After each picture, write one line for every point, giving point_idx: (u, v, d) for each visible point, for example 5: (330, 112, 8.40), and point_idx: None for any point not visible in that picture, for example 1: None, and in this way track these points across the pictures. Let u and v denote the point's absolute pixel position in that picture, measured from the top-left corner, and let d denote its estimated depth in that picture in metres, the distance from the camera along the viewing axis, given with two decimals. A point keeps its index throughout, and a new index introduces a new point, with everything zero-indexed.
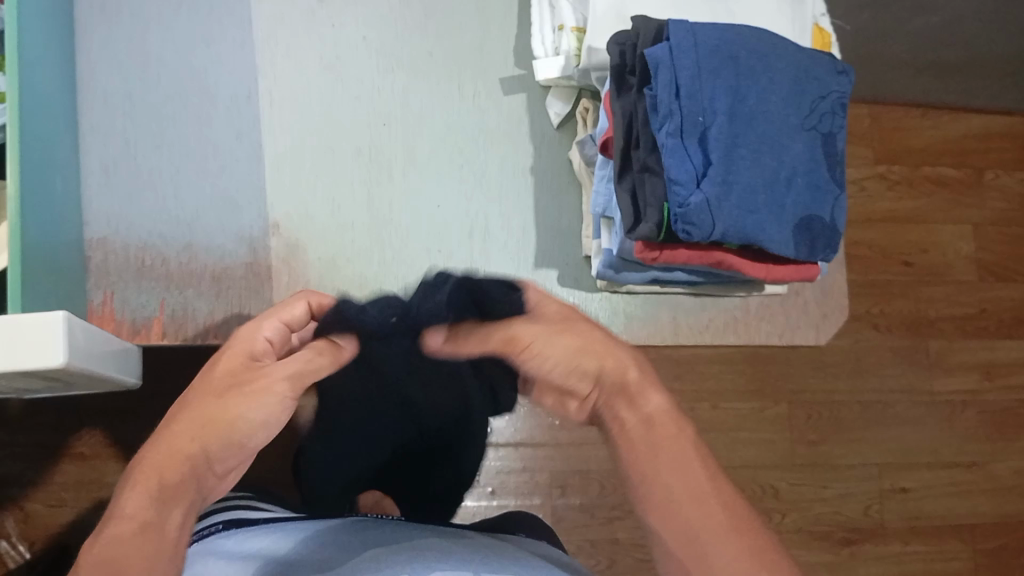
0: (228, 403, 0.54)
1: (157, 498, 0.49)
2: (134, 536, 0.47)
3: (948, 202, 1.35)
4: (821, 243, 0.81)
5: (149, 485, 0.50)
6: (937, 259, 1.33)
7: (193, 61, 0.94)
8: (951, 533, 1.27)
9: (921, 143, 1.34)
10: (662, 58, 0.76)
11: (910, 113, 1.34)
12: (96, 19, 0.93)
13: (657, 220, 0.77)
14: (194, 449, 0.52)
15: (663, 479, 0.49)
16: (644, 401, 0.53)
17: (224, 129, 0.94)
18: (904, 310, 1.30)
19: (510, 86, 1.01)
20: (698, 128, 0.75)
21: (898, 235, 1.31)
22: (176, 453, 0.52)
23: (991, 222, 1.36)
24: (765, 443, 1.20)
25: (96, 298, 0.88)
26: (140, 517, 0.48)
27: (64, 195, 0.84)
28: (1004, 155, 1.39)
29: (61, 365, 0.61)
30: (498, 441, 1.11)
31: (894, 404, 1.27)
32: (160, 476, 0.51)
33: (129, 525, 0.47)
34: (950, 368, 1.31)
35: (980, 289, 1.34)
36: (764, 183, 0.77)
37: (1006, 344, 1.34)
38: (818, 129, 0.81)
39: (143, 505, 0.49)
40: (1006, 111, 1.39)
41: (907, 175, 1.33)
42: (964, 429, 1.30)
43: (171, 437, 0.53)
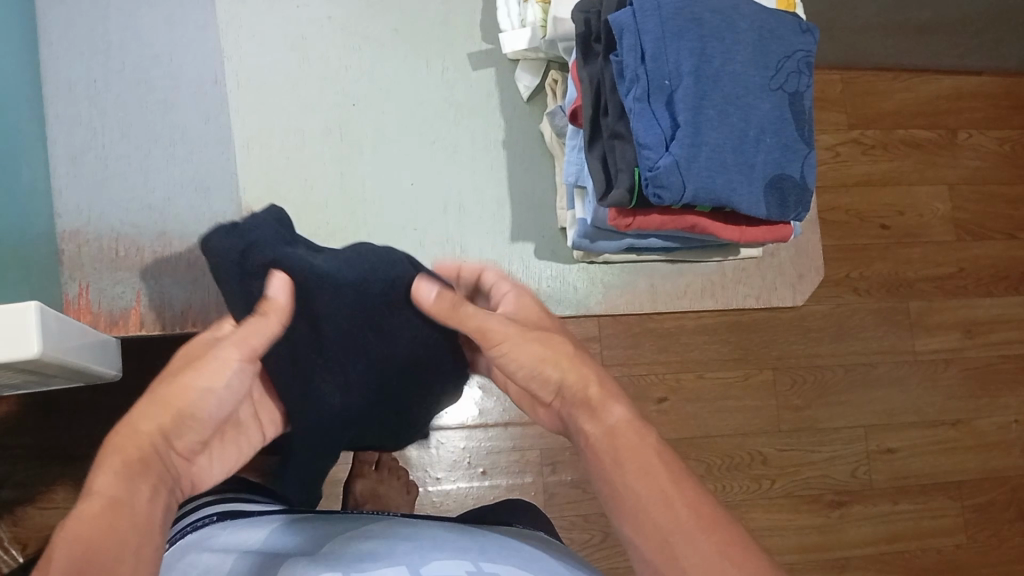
0: (183, 378, 0.54)
1: (122, 484, 0.48)
2: (107, 511, 0.45)
3: (922, 163, 1.36)
4: (793, 200, 0.82)
5: (111, 471, 0.48)
6: (914, 220, 1.34)
7: (156, 47, 0.93)
8: (939, 490, 1.29)
9: (893, 104, 1.35)
10: (626, 23, 0.76)
11: (880, 76, 1.35)
12: (56, 9, 0.92)
13: (628, 185, 0.77)
14: (154, 428, 0.52)
15: (630, 489, 0.53)
16: (604, 414, 0.57)
17: (192, 114, 0.93)
18: (882, 273, 1.31)
19: (479, 61, 1.01)
20: (665, 91, 0.76)
21: (875, 198, 1.32)
22: (138, 434, 0.51)
23: (965, 181, 1.38)
24: (752, 411, 1.21)
25: (71, 291, 0.87)
26: (105, 503, 0.46)
27: (32, 185, 0.83)
28: (976, 114, 1.40)
29: (36, 356, 0.61)
30: (488, 422, 1.11)
31: (876, 365, 1.29)
32: (125, 455, 0.50)
33: (94, 509, 0.45)
34: (931, 328, 1.32)
35: (957, 248, 1.36)
36: (732, 143, 0.77)
37: (986, 302, 1.36)
38: (786, 89, 0.81)
39: (110, 482, 0.47)
40: (975, 70, 1.40)
41: (880, 138, 1.34)
42: (948, 387, 1.32)
43: (127, 420, 0.52)
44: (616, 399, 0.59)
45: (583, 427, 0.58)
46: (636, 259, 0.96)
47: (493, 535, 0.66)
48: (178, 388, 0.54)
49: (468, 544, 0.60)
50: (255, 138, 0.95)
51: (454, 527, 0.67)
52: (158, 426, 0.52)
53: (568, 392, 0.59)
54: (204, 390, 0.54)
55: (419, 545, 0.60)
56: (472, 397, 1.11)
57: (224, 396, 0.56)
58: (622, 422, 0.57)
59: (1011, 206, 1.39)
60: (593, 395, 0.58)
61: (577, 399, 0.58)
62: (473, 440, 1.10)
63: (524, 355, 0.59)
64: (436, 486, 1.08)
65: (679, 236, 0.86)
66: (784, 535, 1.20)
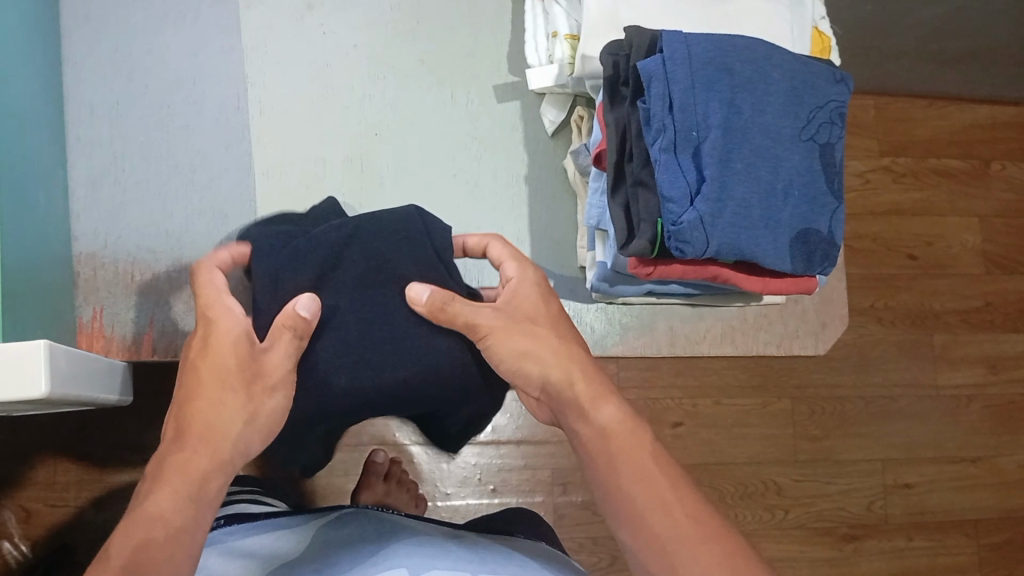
0: (257, 393, 0.57)
1: (188, 499, 0.53)
2: (167, 537, 0.51)
3: (954, 194, 1.33)
4: (819, 255, 0.80)
5: (183, 483, 0.53)
6: (942, 251, 1.31)
7: (182, 70, 0.93)
8: (955, 527, 1.26)
9: (927, 133, 1.32)
10: (655, 71, 0.74)
11: (915, 104, 1.32)
12: (83, 27, 0.91)
13: (650, 235, 0.75)
14: (230, 441, 0.56)
15: (628, 492, 0.56)
16: (595, 414, 0.59)
17: (215, 139, 0.93)
18: (908, 304, 1.28)
19: (504, 93, 1.00)
20: (692, 142, 0.74)
21: (904, 227, 1.30)
22: (214, 446, 0.56)
23: (996, 213, 1.35)
24: (767, 438, 1.19)
25: (85, 315, 0.87)
26: (171, 519, 0.52)
27: (52, 210, 0.83)
28: (1011, 145, 1.37)
29: (42, 396, 0.60)
30: (500, 439, 1.10)
31: (898, 398, 1.26)
32: (193, 471, 0.54)
33: (160, 527, 0.51)
34: (955, 362, 1.29)
35: (985, 281, 1.33)
36: (759, 197, 0.75)
37: (1012, 338, 1.33)
38: (816, 140, 0.80)
39: (172, 503, 0.52)
40: (1014, 102, 1.37)
41: (912, 167, 1.31)
42: (968, 423, 1.29)
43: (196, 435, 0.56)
44: (607, 395, 0.60)
45: (575, 426, 0.60)
46: (655, 301, 0.94)
47: (499, 546, 0.65)
48: (262, 408, 0.58)
49: (472, 556, 0.60)
50: (276, 164, 0.94)
51: (457, 536, 0.66)
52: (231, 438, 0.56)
53: (552, 390, 0.61)
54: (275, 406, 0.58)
55: (421, 551, 0.58)
56: None
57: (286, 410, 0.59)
58: (616, 422, 0.59)
59: None
60: (582, 394, 0.60)
61: (566, 399, 0.60)
62: (484, 457, 1.09)
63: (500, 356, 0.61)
64: (445, 502, 1.08)
65: (697, 283, 0.84)
66: (794, 567, 1.18)
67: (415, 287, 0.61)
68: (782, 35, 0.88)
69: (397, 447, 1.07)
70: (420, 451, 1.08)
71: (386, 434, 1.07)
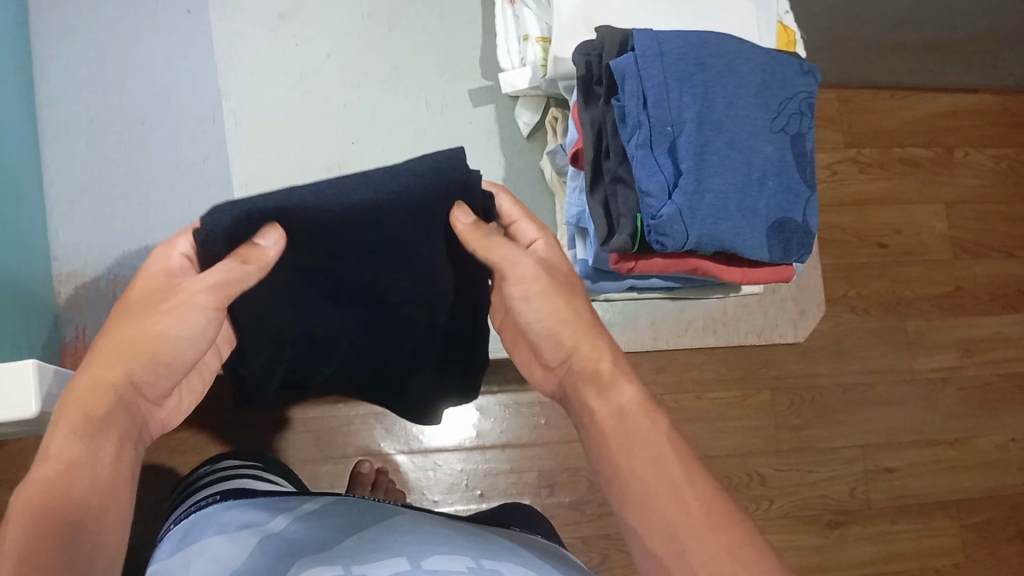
0: (151, 318, 0.54)
1: (83, 438, 0.50)
2: (63, 476, 0.47)
3: (919, 182, 1.36)
4: (795, 242, 0.82)
5: (70, 425, 0.50)
6: (911, 239, 1.34)
7: (155, 85, 0.93)
8: (937, 509, 1.28)
9: (891, 122, 1.35)
10: (628, 69, 0.75)
11: (877, 95, 1.35)
12: (53, 46, 0.91)
13: (631, 230, 0.77)
14: (119, 375, 0.53)
15: (639, 475, 0.56)
16: (613, 393, 0.61)
17: (193, 154, 0.93)
18: (880, 292, 1.31)
19: (479, 97, 1.01)
20: (668, 137, 0.75)
21: (873, 217, 1.32)
22: (101, 382, 0.52)
23: (962, 199, 1.38)
24: (749, 430, 1.21)
25: (68, 335, 0.86)
26: (63, 460, 0.48)
27: (30, 228, 0.83)
28: (973, 132, 1.40)
29: (35, 415, 0.60)
30: (485, 444, 1.11)
31: (874, 385, 1.29)
32: (83, 411, 0.51)
33: (49, 471, 0.47)
34: (930, 346, 1.32)
35: (954, 266, 1.36)
36: (735, 187, 0.77)
37: (983, 320, 1.35)
38: (788, 130, 0.82)
39: (64, 446, 0.49)
40: (973, 90, 1.40)
41: (878, 157, 1.34)
42: (945, 406, 1.32)
43: (89, 369, 0.53)
44: (627, 377, 0.62)
45: (589, 402, 0.61)
46: (638, 297, 0.96)
47: (492, 536, 0.65)
48: (152, 329, 0.53)
49: (468, 542, 0.60)
50: (256, 177, 0.94)
51: (451, 524, 0.66)
52: (127, 370, 0.53)
53: (575, 366, 0.62)
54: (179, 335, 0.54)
55: (418, 537, 0.58)
56: (469, 418, 1.11)
57: (197, 329, 0.54)
58: (633, 403, 0.60)
59: (1010, 225, 1.40)
60: (605, 371, 0.61)
61: (586, 373, 0.62)
62: (470, 463, 1.10)
63: (537, 317, 0.61)
64: (434, 509, 1.08)
65: (677, 275, 0.86)
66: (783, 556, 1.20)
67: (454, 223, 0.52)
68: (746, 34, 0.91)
69: (382, 456, 1.07)
70: (406, 460, 1.08)
71: (371, 444, 1.07)
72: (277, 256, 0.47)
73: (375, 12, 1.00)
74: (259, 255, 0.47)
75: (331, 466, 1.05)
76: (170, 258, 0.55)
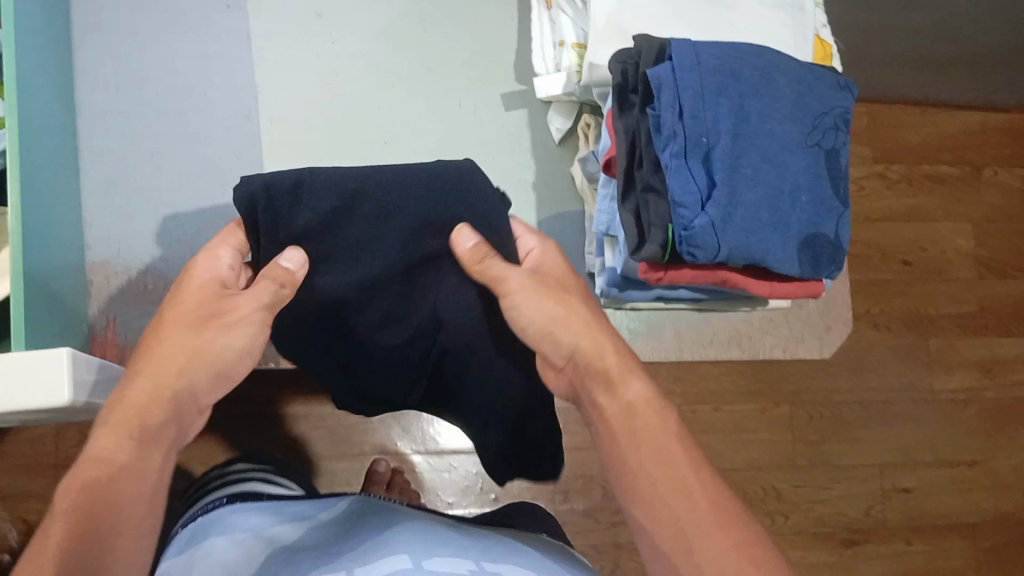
0: (207, 334, 0.58)
1: (135, 444, 0.54)
2: (109, 482, 0.52)
3: (945, 200, 1.35)
4: (826, 258, 0.81)
5: (123, 431, 0.54)
6: (936, 256, 1.33)
7: (192, 79, 0.94)
8: (951, 530, 1.28)
9: (919, 138, 1.34)
10: (664, 78, 0.75)
11: (908, 109, 1.34)
12: (94, 37, 0.92)
13: (661, 240, 0.77)
14: (179, 387, 0.57)
15: (645, 470, 0.58)
16: (622, 388, 0.62)
17: (225, 149, 0.93)
18: (904, 308, 1.30)
19: (511, 101, 1.01)
20: (702, 148, 0.75)
21: (897, 234, 1.31)
22: (158, 395, 0.56)
23: (988, 217, 1.37)
24: (766, 444, 1.20)
25: (98, 323, 0.87)
26: (115, 461, 0.53)
27: (64, 216, 0.84)
28: (1001, 150, 1.39)
29: (68, 403, 0.60)
30: None
31: (894, 402, 1.28)
32: (135, 419, 0.55)
33: (103, 471, 0.52)
34: (951, 366, 1.31)
35: (979, 286, 1.35)
36: (767, 201, 0.76)
37: (1005, 341, 1.34)
38: (821, 145, 0.81)
39: (114, 448, 0.54)
40: (1005, 108, 1.39)
41: (905, 173, 1.33)
42: (964, 425, 1.31)
43: (147, 372, 0.57)
44: (634, 372, 0.63)
45: (597, 399, 0.62)
46: (663, 307, 0.95)
47: (500, 538, 0.65)
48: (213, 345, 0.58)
49: (473, 544, 0.60)
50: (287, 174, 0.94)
51: (457, 525, 0.66)
52: (189, 379, 0.57)
53: (579, 361, 0.62)
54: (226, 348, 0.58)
55: (422, 536, 0.59)
56: None
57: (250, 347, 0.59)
58: (640, 398, 0.61)
59: None
60: (612, 366, 0.62)
61: (593, 370, 0.62)
62: None
63: (533, 308, 0.62)
64: (447, 510, 1.08)
65: (705, 288, 0.85)
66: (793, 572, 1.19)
67: (461, 231, 0.60)
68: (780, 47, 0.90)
69: (399, 456, 1.08)
70: (422, 460, 1.08)
71: (387, 442, 1.08)
72: (303, 277, 0.58)
73: (409, 11, 1.00)
74: (289, 274, 0.58)
75: (347, 464, 1.06)
76: (219, 270, 0.60)
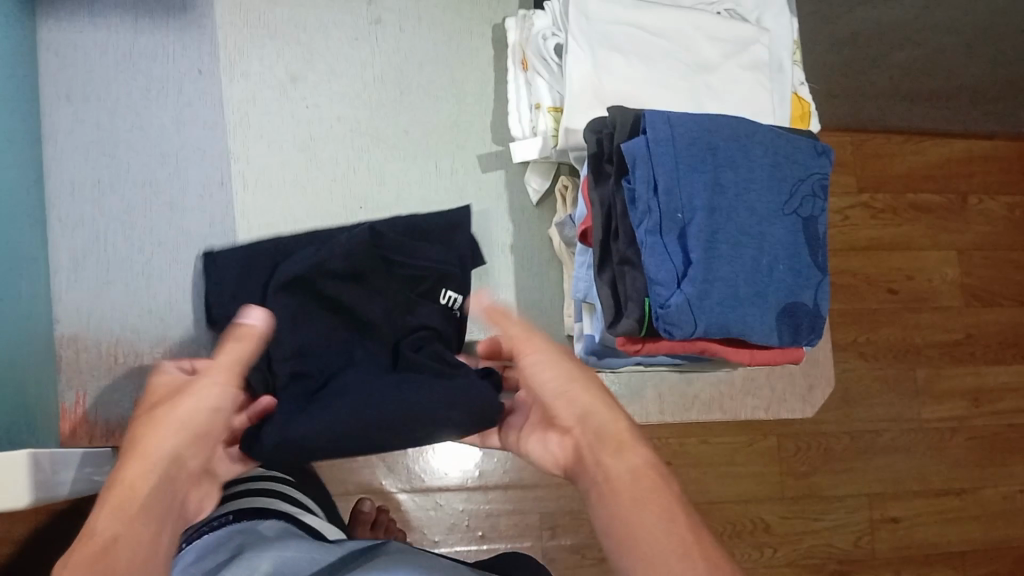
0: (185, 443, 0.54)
1: (128, 521, 0.46)
2: (105, 554, 0.44)
3: (932, 228, 1.34)
4: (805, 327, 0.81)
5: (114, 511, 0.47)
6: (922, 284, 1.33)
7: (165, 146, 0.90)
8: (943, 561, 1.27)
9: (903, 168, 1.33)
10: (638, 152, 0.75)
11: (892, 138, 1.33)
12: (66, 104, 0.88)
13: (638, 314, 0.76)
14: (159, 479, 0.51)
15: (641, 533, 0.49)
16: (627, 456, 0.54)
17: (198, 219, 0.90)
18: (891, 337, 1.30)
19: (488, 163, 0.98)
20: (677, 224, 0.74)
21: (884, 261, 1.31)
22: (142, 482, 0.50)
23: (974, 246, 1.36)
24: (753, 477, 1.19)
25: (68, 399, 0.84)
26: (108, 539, 0.45)
27: (30, 288, 0.80)
28: (988, 178, 1.39)
29: (27, 504, 0.58)
30: (488, 484, 1.09)
31: (883, 433, 1.27)
32: (125, 500, 0.48)
33: (94, 549, 0.44)
34: (939, 395, 1.31)
35: (965, 313, 1.34)
36: (746, 274, 0.76)
37: (993, 370, 1.34)
38: (799, 213, 0.81)
39: (108, 526, 0.46)
40: (989, 136, 1.39)
41: (891, 202, 1.32)
42: (953, 456, 1.30)
43: (125, 478, 0.50)
44: (640, 446, 0.55)
45: (601, 460, 0.54)
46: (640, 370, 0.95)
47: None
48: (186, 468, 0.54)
49: None
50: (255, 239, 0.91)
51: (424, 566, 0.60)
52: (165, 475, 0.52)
53: (591, 428, 0.57)
54: (201, 409, 0.56)
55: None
56: (473, 457, 1.09)
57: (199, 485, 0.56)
58: (645, 468, 0.53)
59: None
60: (623, 437, 0.55)
61: (603, 435, 0.56)
62: (472, 502, 1.08)
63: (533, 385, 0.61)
64: (433, 549, 1.06)
65: (683, 357, 0.85)
66: None
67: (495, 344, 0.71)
68: (761, 103, 0.90)
69: (383, 495, 1.06)
70: (409, 499, 1.06)
71: (372, 480, 1.06)
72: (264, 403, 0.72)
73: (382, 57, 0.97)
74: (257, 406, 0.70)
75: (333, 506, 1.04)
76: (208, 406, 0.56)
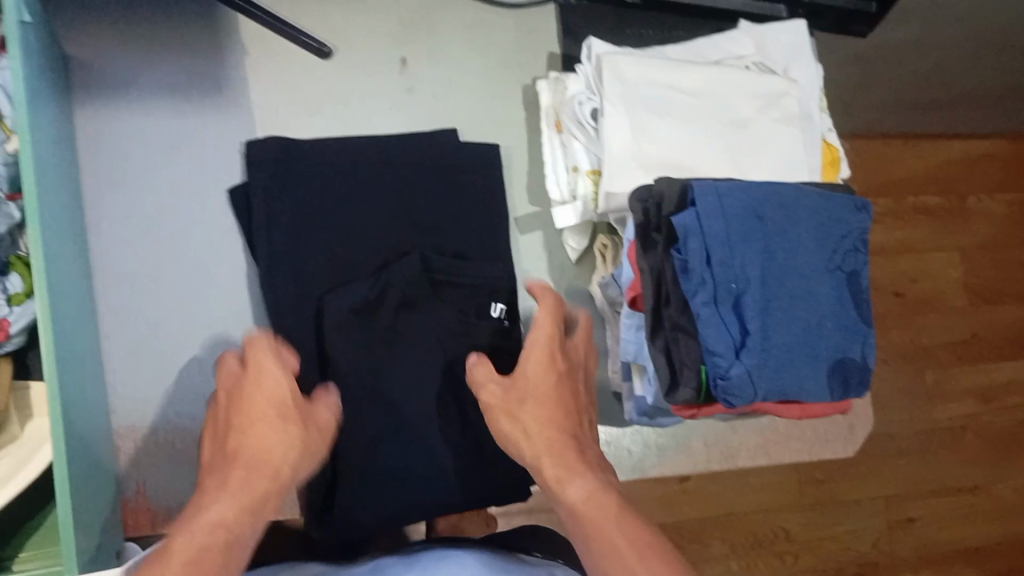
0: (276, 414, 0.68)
1: (242, 511, 0.61)
2: (218, 545, 0.58)
3: (935, 230, 1.45)
4: (855, 380, 0.81)
5: (234, 497, 0.61)
6: (929, 288, 1.43)
7: (207, 229, 0.91)
8: (957, 557, 1.44)
9: (905, 171, 1.43)
10: (691, 226, 0.76)
11: (890, 143, 1.42)
12: (107, 195, 0.88)
13: (695, 383, 0.77)
14: (273, 457, 0.65)
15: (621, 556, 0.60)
16: (569, 491, 0.66)
17: (241, 299, 0.91)
18: (901, 341, 1.40)
19: (527, 224, 0.99)
20: (732, 294, 0.76)
21: (896, 266, 1.41)
22: (264, 459, 0.65)
23: (977, 245, 1.48)
24: (776, 489, 1.32)
25: (129, 489, 0.86)
26: (223, 526, 0.59)
27: (93, 388, 0.80)
28: (986, 177, 1.50)
29: None
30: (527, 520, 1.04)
31: (898, 438, 1.40)
32: (245, 488, 0.62)
33: (213, 534, 0.58)
34: (947, 398, 1.43)
35: (971, 312, 1.46)
36: (798, 339, 0.77)
37: (998, 366, 1.48)
38: (843, 269, 0.82)
39: (226, 513, 0.60)
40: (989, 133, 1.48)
41: (893, 207, 1.42)
42: (964, 454, 1.44)
43: (248, 454, 0.65)
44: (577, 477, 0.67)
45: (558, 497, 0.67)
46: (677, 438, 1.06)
47: None
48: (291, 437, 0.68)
49: None
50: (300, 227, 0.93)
51: None
52: (283, 447, 0.66)
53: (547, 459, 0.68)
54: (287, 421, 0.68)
55: None
56: None
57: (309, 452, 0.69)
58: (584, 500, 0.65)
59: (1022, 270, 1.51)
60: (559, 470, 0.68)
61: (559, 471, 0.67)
62: None
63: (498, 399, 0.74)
64: None
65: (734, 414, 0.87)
66: None
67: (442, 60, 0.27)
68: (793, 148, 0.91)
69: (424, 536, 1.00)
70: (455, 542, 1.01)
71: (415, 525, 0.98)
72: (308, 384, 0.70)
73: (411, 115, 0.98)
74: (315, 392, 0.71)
75: None
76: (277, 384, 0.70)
